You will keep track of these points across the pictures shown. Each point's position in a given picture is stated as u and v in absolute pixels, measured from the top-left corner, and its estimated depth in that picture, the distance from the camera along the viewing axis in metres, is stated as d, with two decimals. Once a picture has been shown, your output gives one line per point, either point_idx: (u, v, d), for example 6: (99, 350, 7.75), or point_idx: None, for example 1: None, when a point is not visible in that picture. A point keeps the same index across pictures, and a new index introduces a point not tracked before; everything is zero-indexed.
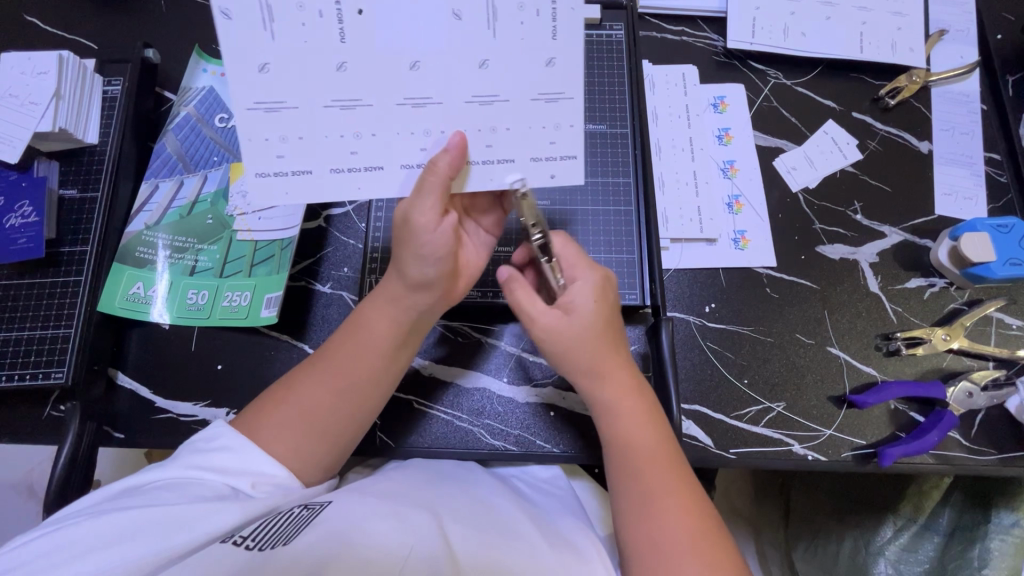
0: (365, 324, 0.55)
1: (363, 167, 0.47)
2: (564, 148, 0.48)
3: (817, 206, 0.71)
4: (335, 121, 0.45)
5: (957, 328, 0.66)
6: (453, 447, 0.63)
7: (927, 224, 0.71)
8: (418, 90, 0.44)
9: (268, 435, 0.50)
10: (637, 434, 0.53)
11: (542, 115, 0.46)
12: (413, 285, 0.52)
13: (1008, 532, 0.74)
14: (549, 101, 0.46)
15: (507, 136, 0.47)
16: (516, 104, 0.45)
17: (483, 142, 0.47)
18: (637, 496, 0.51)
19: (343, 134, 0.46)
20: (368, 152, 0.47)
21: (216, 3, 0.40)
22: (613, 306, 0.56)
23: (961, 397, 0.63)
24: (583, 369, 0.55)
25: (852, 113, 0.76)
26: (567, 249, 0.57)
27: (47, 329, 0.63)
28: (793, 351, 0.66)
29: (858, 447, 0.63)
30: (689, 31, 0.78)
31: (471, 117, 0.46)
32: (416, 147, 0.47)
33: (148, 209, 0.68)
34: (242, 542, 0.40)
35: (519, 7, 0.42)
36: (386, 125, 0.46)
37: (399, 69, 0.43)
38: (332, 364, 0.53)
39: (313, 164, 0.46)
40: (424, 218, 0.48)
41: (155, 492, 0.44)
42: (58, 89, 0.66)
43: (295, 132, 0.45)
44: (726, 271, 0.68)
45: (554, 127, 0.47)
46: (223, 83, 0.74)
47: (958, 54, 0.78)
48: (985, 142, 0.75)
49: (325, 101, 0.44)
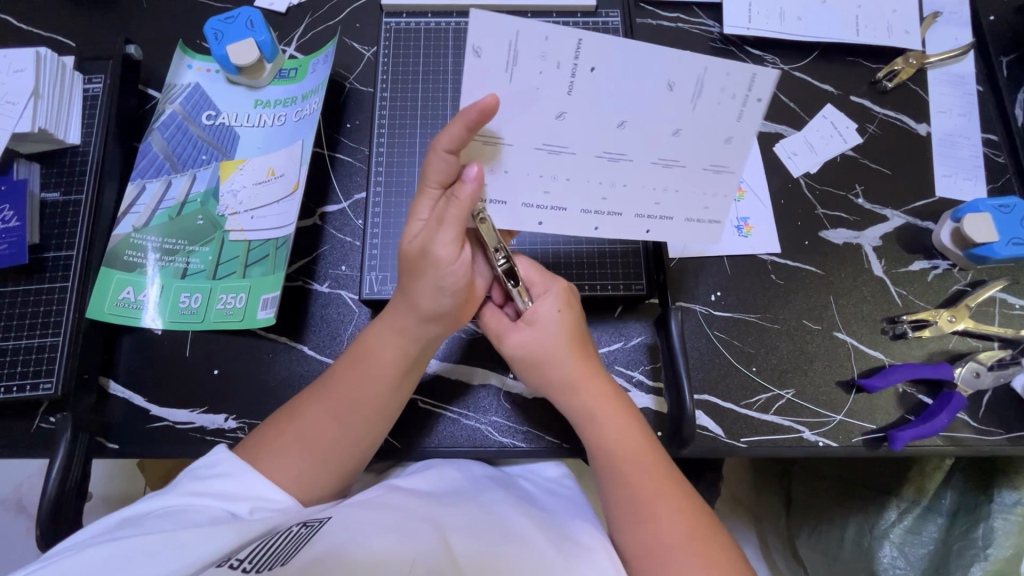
0: (369, 351, 0.53)
1: (551, 207, 0.50)
2: (713, 212, 0.51)
3: (819, 190, 0.71)
4: (540, 162, 0.47)
5: (962, 309, 0.65)
6: (462, 446, 0.61)
7: (928, 207, 0.71)
8: (619, 145, 0.46)
9: (269, 462, 0.49)
10: (618, 437, 0.53)
11: (706, 184, 0.49)
12: (426, 314, 0.51)
13: (1010, 512, 0.78)
14: (716, 172, 0.49)
15: (675, 195, 0.50)
16: (689, 171, 0.48)
17: (653, 199, 0.50)
18: (627, 498, 0.50)
19: (541, 175, 0.48)
20: (558, 193, 0.49)
21: (471, 42, 0.40)
22: (579, 314, 0.57)
23: (968, 376, 0.63)
24: (561, 380, 0.54)
25: (849, 96, 0.75)
26: (529, 270, 0.57)
27: (33, 338, 0.61)
28: (801, 338, 0.65)
29: (868, 432, 0.63)
30: (684, 18, 0.77)
31: (651, 177, 0.49)
32: (597, 195, 0.50)
33: (135, 211, 0.65)
34: (238, 566, 0.39)
35: (721, 89, 0.44)
36: (582, 172, 0.48)
37: (607, 126, 0.45)
38: (349, 391, 0.52)
39: (507, 197, 0.49)
40: (445, 251, 0.47)
41: (149, 520, 0.42)
42: (36, 88, 0.63)
43: (500, 166, 0.47)
44: (731, 258, 0.68)
45: (711, 195, 0.50)
46: (210, 80, 0.71)
47: (954, 36, 0.78)
48: (982, 122, 0.75)
49: (537, 143, 0.46)
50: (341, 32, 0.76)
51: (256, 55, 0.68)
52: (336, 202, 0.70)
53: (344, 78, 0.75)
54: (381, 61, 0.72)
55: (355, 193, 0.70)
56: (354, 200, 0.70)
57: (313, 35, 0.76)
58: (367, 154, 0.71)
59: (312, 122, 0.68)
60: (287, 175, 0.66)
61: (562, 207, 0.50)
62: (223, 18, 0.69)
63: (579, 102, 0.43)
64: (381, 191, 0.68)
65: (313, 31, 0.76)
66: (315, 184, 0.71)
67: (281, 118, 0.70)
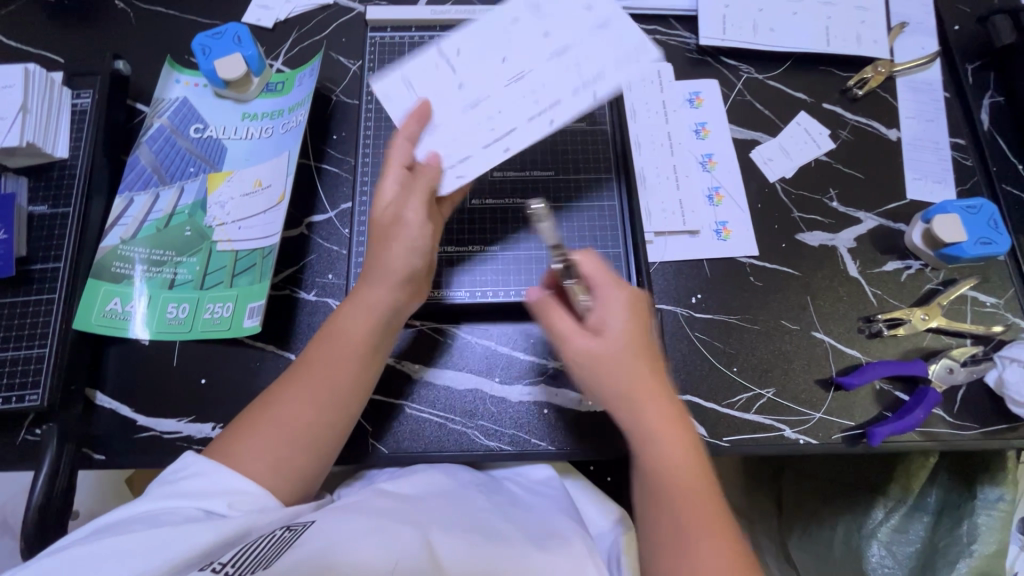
0: (342, 331, 0.54)
1: (504, 131, 0.53)
2: (636, 56, 0.53)
3: (794, 195, 0.73)
4: (471, 111, 0.54)
5: (934, 308, 0.67)
6: (449, 451, 0.62)
7: (901, 209, 0.73)
8: (518, 64, 0.55)
9: (244, 459, 0.49)
10: (671, 457, 0.48)
11: (605, 37, 0.54)
12: (396, 279, 0.54)
13: (993, 507, 0.79)
14: (602, 22, 0.54)
15: (585, 62, 0.54)
16: (581, 38, 0.54)
17: (577, 73, 0.54)
18: (670, 528, 0.46)
19: (479, 114, 0.54)
20: (504, 115, 0.53)
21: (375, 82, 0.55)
22: (649, 326, 0.52)
23: (942, 372, 0.65)
24: (621, 393, 0.50)
25: (822, 104, 0.78)
26: (594, 268, 0.52)
27: (19, 349, 0.61)
28: (780, 338, 0.67)
29: (847, 429, 0.64)
30: (661, 30, 0.80)
31: (563, 68, 0.54)
32: (535, 103, 0.53)
33: (122, 223, 0.66)
34: (220, 569, 0.39)
35: None
36: (508, 98, 0.54)
37: (494, 61, 0.55)
38: (320, 370, 0.53)
39: (465, 149, 0.53)
40: (415, 215, 0.53)
41: (124, 524, 0.43)
42: (24, 104, 0.64)
43: (448, 135, 0.54)
44: (710, 261, 0.69)
45: (623, 45, 0.54)
46: (198, 94, 0.73)
47: (921, 45, 0.80)
48: (950, 127, 0.78)
49: (461, 106, 0.54)
50: (327, 47, 0.78)
51: (242, 70, 0.70)
52: (322, 212, 0.71)
53: (331, 91, 0.76)
54: (366, 74, 0.74)
55: (342, 203, 0.72)
56: (341, 209, 0.71)
57: (300, 50, 0.77)
58: (353, 165, 0.72)
59: (298, 133, 0.69)
60: (274, 186, 0.67)
61: (513, 126, 0.53)
62: (211, 35, 0.71)
63: (463, 60, 0.55)
64: (367, 201, 0.69)
65: (300, 46, 0.78)
66: (302, 195, 0.72)
67: (268, 131, 0.71)
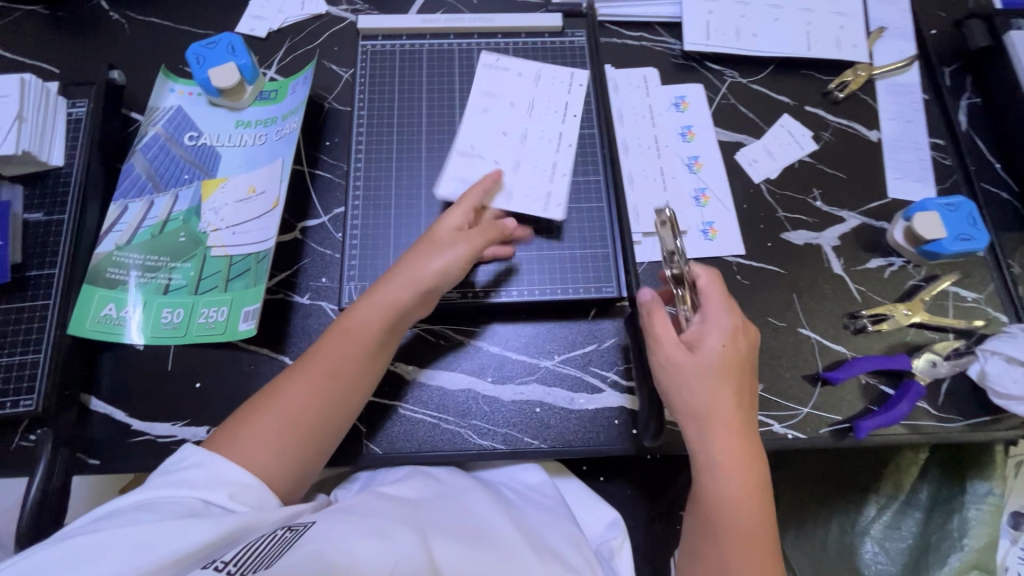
0: (357, 328, 0.56)
1: (564, 155, 0.69)
2: (574, 77, 0.74)
3: (779, 195, 0.74)
4: (531, 166, 0.68)
5: (917, 303, 0.69)
6: (442, 450, 0.62)
7: (883, 207, 0.75)
8: (522, 126, 0.70)
9: (247, 448, 0.50)
10: (731, 488, 0.53)
11: (551, 80, 0.74)
12: (421, 287, 0.57)
13: (984, 501, 0.79)
14: (537, 74, 0.74)
15: (547, 96, 0.73)
16: (535, 83, 0.73)
17: (562, 105, 0.72)
18: (715, 551, 0.51)
19: (532, 157, 0.69)
20: (559, 149, 0.69)
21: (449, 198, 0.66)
22: (747, 359, 0.56)
23: (926, 366, 0.66)
24: (700, 417, 0.54)
25: (804, 106, 0.80)
26: (711, 288, 0.57)
27: (14, 356, 0.61)
28: (767, 335, 0.68)
29: (834, 423, 0.65)
30: (647, 36, 0.82)
31: (542, 107, 0.72)
32: (560, 132, 0.70)
33: (117, 230, 0.67)
34: (223, 568, 0.39)
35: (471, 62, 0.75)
36: (540, 143, 0.69)
37: (508, 137, 0.69)
38: (324, 367, 0.54)
39: (551, 184, 0.67)
40: (461, 248, 0.58)
41: (122, 512, 0.43)
42: (20, 113, 0.65)
43: (533, 188, 0.67)
44: (698, 260, 0.71)
45: (566, 77, 0.74)
46: (192, 103, 0.74)
47: (899, 49, 0.83)
48: (929, 128, 0.80)
49: (518, 166, 0.68)
50: (319, 55, 0.79)
51: (236, 78, 0.71)
52: (316, 217, 0.72)
53: (323, 99, 0.78)
54: (359, 82, 0.75)
55: (335, 208, 0.73)
56: (334, 214, 0.72)
57: (293, 59, 0.79)
58: (346, 171, 0.73)
59: (291, 140, 0.70)
60: (267, 192, 0.68)
61: (557, 150, 0.69)
62: (205, 44, 0.72)
63: (487, 147, 0.69)
64: (360, 205, 0.70)
65: (293, 54, 0.79)
66: (295, 201, 0.73)
67: (262, 138, 0.72)
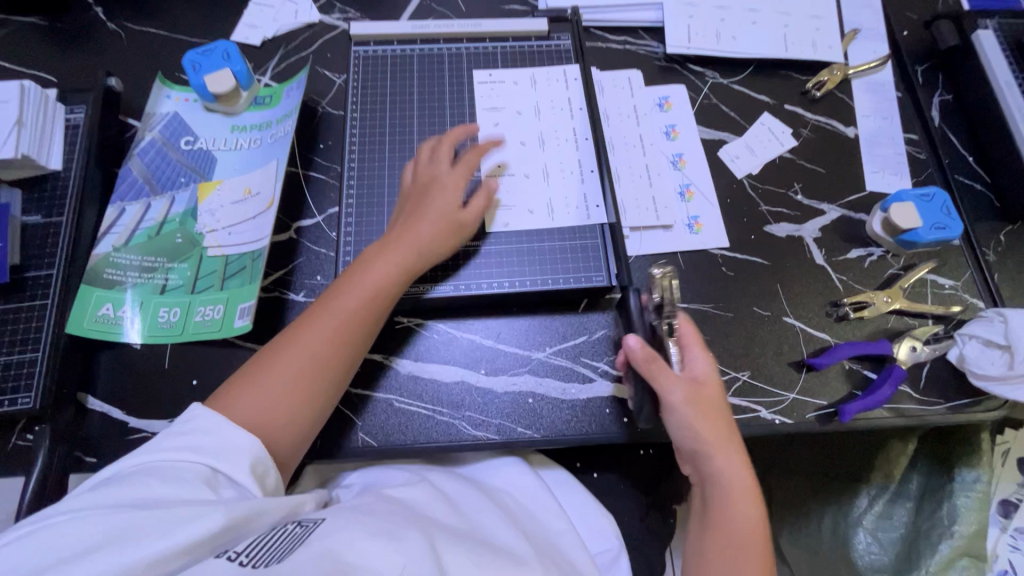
0: (359, 282, 0.59)
1: (589, 162, 0.74)
2: (569, 75, 0.79)
3: (761, 189, 0.77)
4: (565, 179, 0.73)
5: (896, 291, 0.71)
6: (436, 441, 0.63)
7: (861, 200, 0.77)
8: (544, 140, 0.75)
9: (248, 397, 0.52)
10: (739, 521, 0.54)
11: (548, 84, 0.79)
12: (420, 243, 0.62)
13: (972, 488, 0.80)
14: (533, 79, 0.79)
15: (547, 101, 0.77)
16: (536, 91, 0.78)
17: (570, 110, 0.77)
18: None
19: (560, 166, 0.73)
20: (581, 156, 0.74)
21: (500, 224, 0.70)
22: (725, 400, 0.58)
23: (908, 351, 0.68)
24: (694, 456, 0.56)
25: (783, 105, 0.82)
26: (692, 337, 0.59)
27: (12, 355, 0.62)
28: (752, 324, 0.70)
29: (820, 408, 0.67)
30: (631, 40, 0.85)
31: (552, 116, 0.77)
32: (580, 138, 0.75)
33: (114, 232, 0.68)
34: (236, 559, 0.40)
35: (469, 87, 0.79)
36: (564, 155, 0.74)
37: (532, 154, 0.74)
38: (321, 329, 0.56)
39: (585, 191, 0.72)
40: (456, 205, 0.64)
41: (132, 477, 0.44)
42: (20, 118, 0.66)
43: (575, 200, 0.72)
44: (684, 253, 0.73)
45: (564, 80, 0.79)
46: (188, 108, 0.76)
47: (872, 49, 0.86)
48: (904, 124, 0.82)
49: (550, 180, 0.73)
50: (312, 62, 0.82)
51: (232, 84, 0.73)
52: (310, 216, 0.74)
53: (317, 104, 0.80)
54: (351, 86, 0.77)
55: (329, 208, 0.74)
56: (328, 214, 0.74)
57: (287, 65, 0.81)
58: (339, 172, 0.75)
59: (286, 142, 0.72)
60: (263, 193, 0.70)
61: (579, 156, 0.74)
62: (200, 52, 0.74)
63: (516, 168, 0.73)
64: (353, 205, 0.72)
65: (287, 61, 0.81)
66: (289, 202, 0.74)
67: (257, 141, 0.74)
